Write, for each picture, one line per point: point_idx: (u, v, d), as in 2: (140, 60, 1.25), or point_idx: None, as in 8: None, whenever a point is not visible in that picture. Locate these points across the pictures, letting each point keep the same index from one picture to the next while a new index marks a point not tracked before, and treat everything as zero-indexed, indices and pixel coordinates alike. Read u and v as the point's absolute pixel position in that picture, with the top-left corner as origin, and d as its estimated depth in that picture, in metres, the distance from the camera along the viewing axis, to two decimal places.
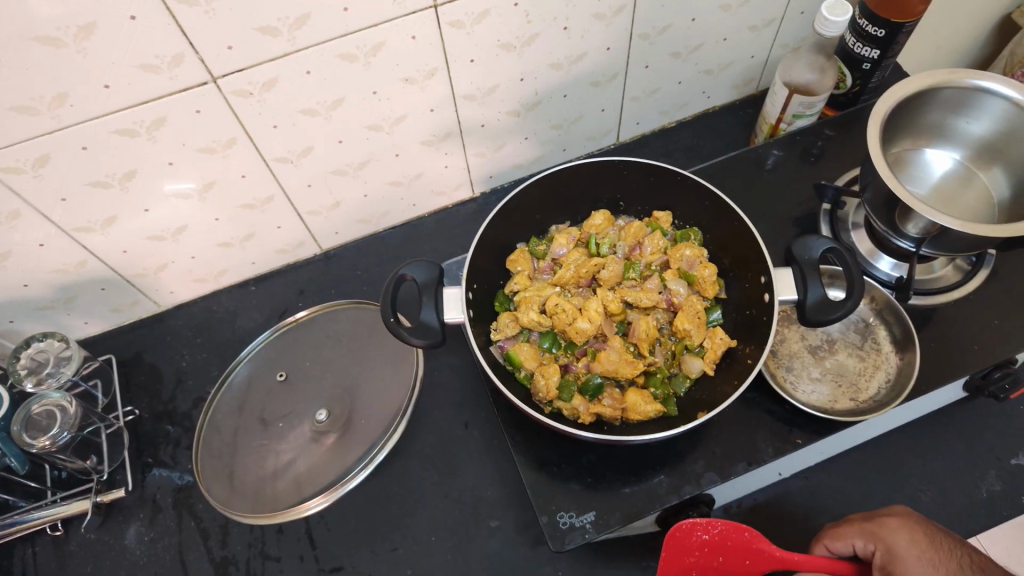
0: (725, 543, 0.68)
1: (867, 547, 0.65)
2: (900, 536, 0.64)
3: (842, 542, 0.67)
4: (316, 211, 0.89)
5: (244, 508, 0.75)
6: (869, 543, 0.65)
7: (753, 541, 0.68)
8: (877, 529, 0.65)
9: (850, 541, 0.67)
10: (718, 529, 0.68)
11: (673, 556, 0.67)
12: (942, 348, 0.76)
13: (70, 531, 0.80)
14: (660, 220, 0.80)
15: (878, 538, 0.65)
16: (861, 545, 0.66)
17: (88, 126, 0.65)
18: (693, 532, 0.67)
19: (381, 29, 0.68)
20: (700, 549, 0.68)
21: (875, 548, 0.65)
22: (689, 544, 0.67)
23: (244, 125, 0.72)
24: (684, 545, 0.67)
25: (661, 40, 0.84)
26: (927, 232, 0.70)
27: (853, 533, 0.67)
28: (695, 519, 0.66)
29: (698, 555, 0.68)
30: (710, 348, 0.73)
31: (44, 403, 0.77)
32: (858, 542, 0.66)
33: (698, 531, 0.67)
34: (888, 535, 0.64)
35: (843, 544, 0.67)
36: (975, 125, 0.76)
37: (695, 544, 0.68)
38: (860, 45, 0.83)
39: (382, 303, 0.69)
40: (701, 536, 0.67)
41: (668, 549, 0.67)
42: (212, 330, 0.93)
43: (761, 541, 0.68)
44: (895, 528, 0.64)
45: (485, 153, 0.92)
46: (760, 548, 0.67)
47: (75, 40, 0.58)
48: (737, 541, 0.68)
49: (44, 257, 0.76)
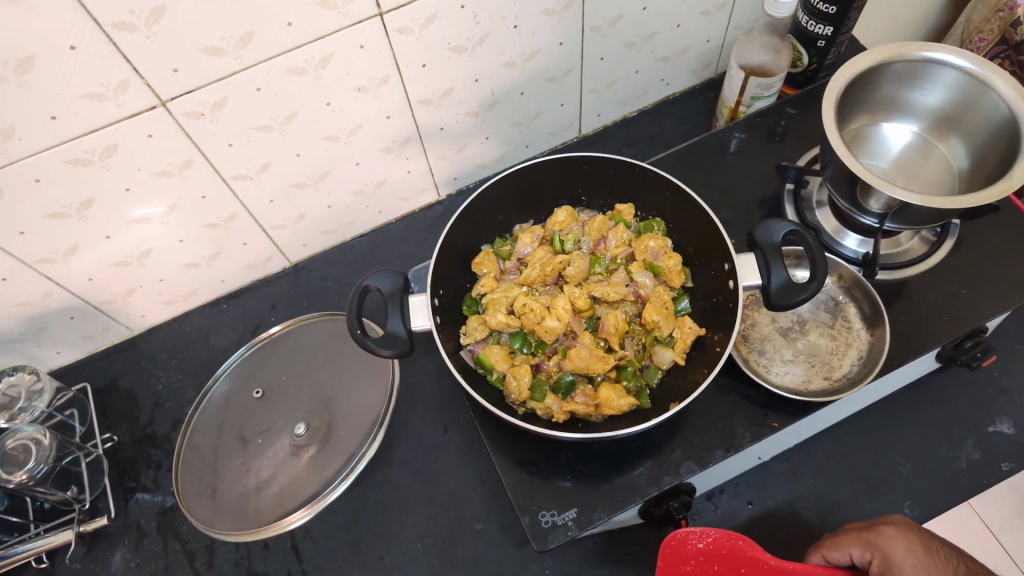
0: (719, 551, 0.66)
1: (865, 556, 0.64)
2: (898, 545, 0.63)
3: (840, 551, 0.66)
4: (281, 225, 0.88)
5: (227, 526, 0.76)
6: (867, 551, 0.64)
7: (748, 549, 0.65)
8: (875, 537, 0.64)
9: (847, 550, 0.65)
10: (712, 537, 0.66)
11: (668, 567, 0.65)
12: (912, 322, 0.76)
13: (55, 562, 0.80)
14: (623, 212, 0.80)
15: (877, 547, 0.64)
16: (859, 554, 0.64)
17: (39, 158, 0.65)
18: (687, 540, 0.65)
19: (328, 41, 0.67)
20: (695, 558, 0.66)
21: (873, 556, 0.64)
22: (683, 553, 0.65)
23: (199, 146, 0.72)
24: (681, 554, 0.65)
25: (614, 31, 0.83)
26: (890, 207, 0.69)
27: (850, 542, 0.65)
28: (689, 527, 0.65)
29: (693, 564, 0.65)
30: (680, 338, 0.72)
31: (18, 437, 0.77)
32: (855, 552, 0.65)
33: (692, 539, 0.65)
34: (886, 543, 0.64)
35: (840, 554, 0.66)
36: (929, 97, 0.76)
37: (690, 553, 0.65)
38: (813, 23, 0.82)
39: (348, 314, 0.68)
40: (696, 544, 0.65)
41: (663, 559, 0.65)
42: (186, 351, 0.93)
43: (756, 549, 0.65)
44: (893, 536, 0.64)
45: (447, 156, 0.91)
46: (755, 556, 0.65)
47: (16, 74, 0.58)
48: (732, 549, 0.65)
49: (9, 291, 0.76)
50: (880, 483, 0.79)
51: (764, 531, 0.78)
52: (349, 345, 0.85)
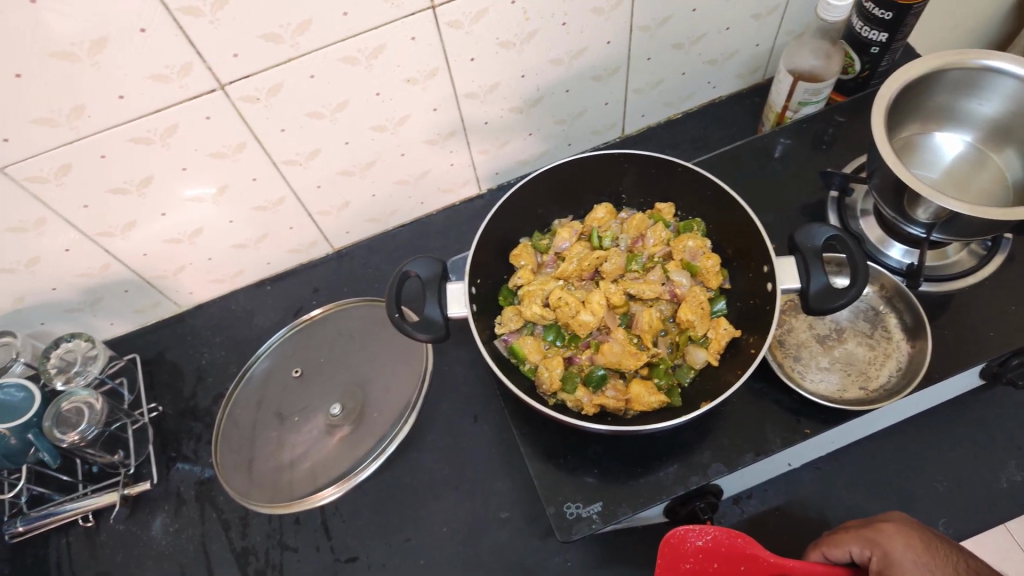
0: (719, 549, 0.66)
1: (864, 552, 0.64)
2: (897, 543, 0.62)
3: (839, 549, 0.66)
4: (327, 211, 0.91)
5: (262, 498, 0.78)
6: (866, 548, 0.64)
7: (747, 547, 0.65)
8: (875, 535, 0.64)
9: (847, 547, 0.65)
10: (712, 534, 0.66)
11: (667, 564, 0.66)
12: (957, 336, 0.74)
13: (100, 522, 0.84)
14: (662, 211, 0.80)
15: (876, 544, 0.63)
16: (859, 551, 0.64)
17: (105, 136, 0.68)
18: (687, 537, 0.66)
19: (382, 32, 0.69)
20: (694, 556, 0.66)
21: (872, 554, 0.63)
22: (683, 551, 0.66)
23: (253, 130, 0.75)
24: (680, 552, 0.66)
25: (663, 31, 0.84)
26: (937, 218, 0.68)
27: (850, 539, 0.66)
28: (688, 524, 0.66)
29: (693, 562, 0.66)
30: (714, 339, 0.72)
31: (73, 400, 0.80)
32: (855, 549, 0.65)
33: (692, 536, 0.66)
34: (885, 541, 0.63)
35: (839, 551, 0.66)
36: (986, 106, 0.75)
37: (690, 551, 0.66)
38: (867, 28, 0.81)
39: (386, 299, 0.70)
40: (695, 541, 0.66)
41: (663, 556, 0.66)
42: (231, 329, 0.96)
43: (756, 547, 0.65)
44: (893, 534, 0.63)
45: (490, 150, 0.93)
46: (755, 554, 0.65)
47: (89, 54, 0.61)
48: (731, 547, 0.66)
49: (69, 262, 0.80)
50: (914, 498, 0.77)
51: (791, 539, 0.77)
52: (385, 330, 0.87)
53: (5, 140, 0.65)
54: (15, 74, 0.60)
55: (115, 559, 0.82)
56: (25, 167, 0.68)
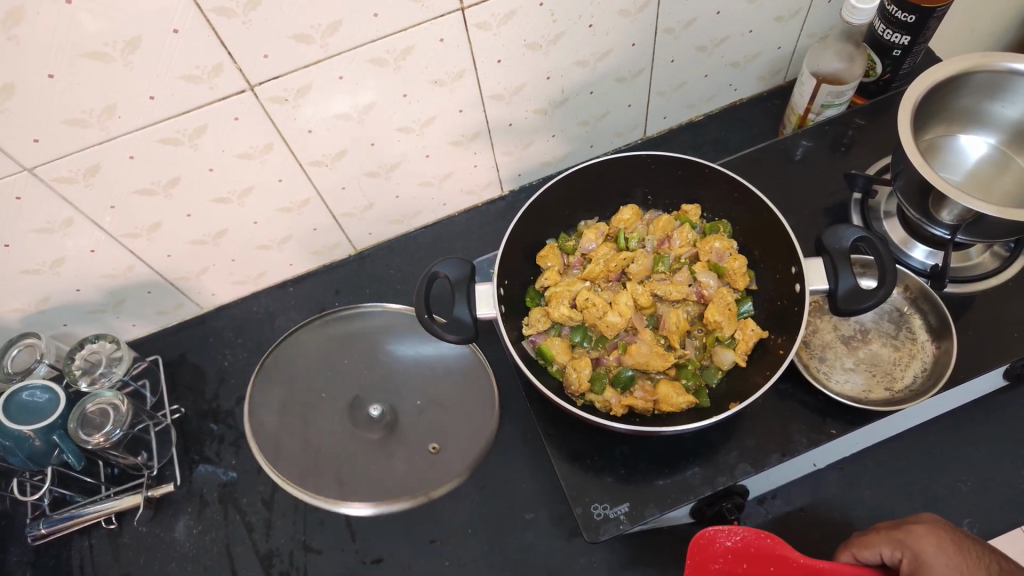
0: (748, 549, 0.66)
1: (894, 554, 0.65)
2: (928, 544, 0.63)
3: (869, 550, 0.67)
4: (351, 212, 0.91)
5: (292, 473, 0.81)
6: (897, 550, 0.65)
7: (776, 548, 0.65)
8: (906, 536, 0.65)
9: (878, 549, 0.66)
10: (741, 535, 0.66)
11: (697, 564, 0.65)
12: (981, 337, 0.74)
13: (123, 524, 0.84)
14: (688, 213, 0.81)
15: (906, 546, 0.65)
16: (889, 553, 0.66)
17: (136, 135, 0.68)
18: (716, 538, 0.66)
19: (411, 33, 0.69)
20: (723, 557, 0.66)
21: (903, 555, 0.64)
22: (712, 551, 0.66)
23: (281, 131, 0.74)
24: (707, 553, 0.66)
25: (687, 34, 0.84)
26: (963, 219, 0.67)
27: (880, 541, 0.67)
28: (717, 526, 0.66)
29: (722, 563, 0.66)
30: (741, 340, 0.73)
31: (98, 402, 0.81)
32: (885, 551, 0.66)
33: (721, 537, 0.66)
34: (916, 542, 0.64)
35: (870, 552, 0.67)
36: (1011, 109, 0.76)
37: (719, 551, 0.66)
38: (889, 32, 0.82)
39: (416, 300, 0.69)
40: (724, 542, 0.66)
41: (692, 557, 0.66)
42: (252, 331, 0.96)
43: (785, 548, 0.65)
44: (924, 535, 0.64)
45: (514, 151, 0.93)
46: (784, 554, 0.65)
47: (123, 54, 0.60)
48: (760, 548, 0.66)
49: (95, 262, 0.80)
50: (938, 498, 0.77)
51: (814, 539, 0.78)
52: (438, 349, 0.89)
53: (35, 140, 0.64)
54: (49, 74, 0.60)
55: (139, 561, 0.82)
56: (55, 167, 0.67)
